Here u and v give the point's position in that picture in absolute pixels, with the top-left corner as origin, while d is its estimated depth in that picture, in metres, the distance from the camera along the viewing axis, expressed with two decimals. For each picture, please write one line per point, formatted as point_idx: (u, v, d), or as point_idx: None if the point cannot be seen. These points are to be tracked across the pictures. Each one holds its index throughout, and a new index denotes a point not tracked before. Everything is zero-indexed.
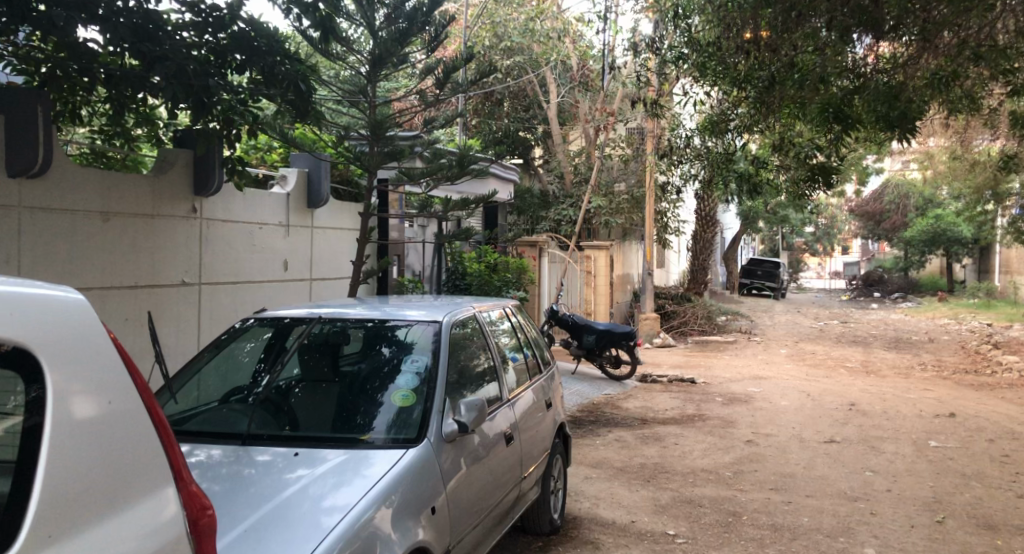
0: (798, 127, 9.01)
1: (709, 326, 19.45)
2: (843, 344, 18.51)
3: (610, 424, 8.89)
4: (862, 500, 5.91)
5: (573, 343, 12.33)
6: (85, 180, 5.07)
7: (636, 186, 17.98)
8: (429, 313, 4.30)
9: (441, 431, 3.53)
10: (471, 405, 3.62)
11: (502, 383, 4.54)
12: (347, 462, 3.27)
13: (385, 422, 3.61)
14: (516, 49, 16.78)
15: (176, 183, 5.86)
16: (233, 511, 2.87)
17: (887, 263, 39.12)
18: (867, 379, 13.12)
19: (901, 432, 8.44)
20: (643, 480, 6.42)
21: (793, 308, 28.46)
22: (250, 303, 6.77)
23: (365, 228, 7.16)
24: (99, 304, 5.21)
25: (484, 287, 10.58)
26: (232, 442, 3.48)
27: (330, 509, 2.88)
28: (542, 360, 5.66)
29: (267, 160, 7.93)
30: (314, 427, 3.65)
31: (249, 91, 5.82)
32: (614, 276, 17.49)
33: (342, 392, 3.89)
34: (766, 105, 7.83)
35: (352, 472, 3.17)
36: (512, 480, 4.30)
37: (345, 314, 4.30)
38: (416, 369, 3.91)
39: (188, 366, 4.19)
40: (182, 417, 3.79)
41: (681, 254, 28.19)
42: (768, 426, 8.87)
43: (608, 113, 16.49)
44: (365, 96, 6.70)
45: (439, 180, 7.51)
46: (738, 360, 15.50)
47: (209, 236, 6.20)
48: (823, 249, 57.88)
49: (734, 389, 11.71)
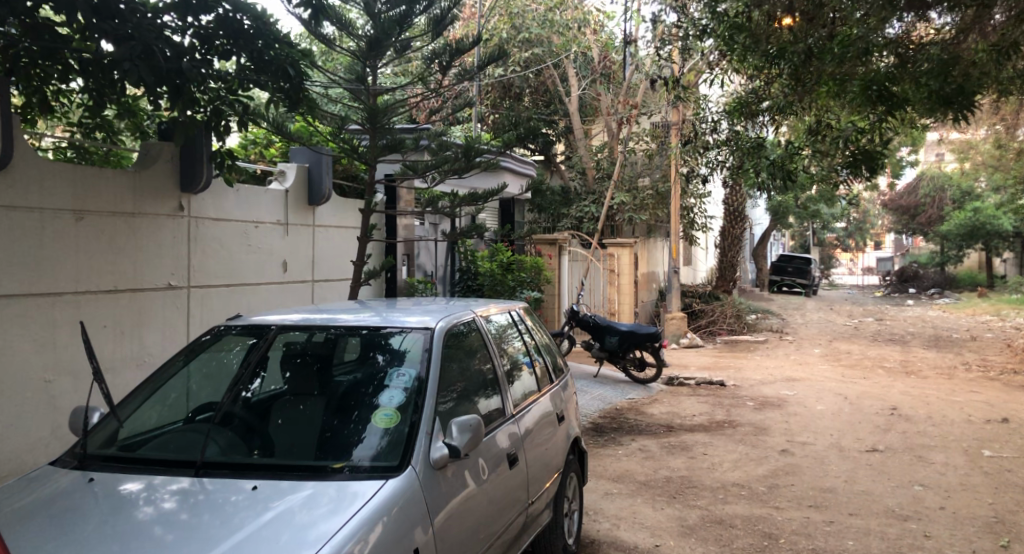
0: (831, 111, 8.36)
1: (739, 326, 18.76)
2: (881, 343, 17.72)
3: (634, 432, 8.36)
4: (915, 519, 5.31)
5: (595, 345, 11.81)
6: (54, 174, 4.69)
7: (660, 181, 17.37)
8: (424, 318, 3.80)
9: (429, 457, 3.04)
10: (462, 426, 3.14)
11: (505, 395, 4.05)
12: (343, 487, 2.83)
13: (365, 446, 3.11)
14: (534, 41, 16.28)
15: (161, 179, 5.50)
16: (201, 548, 2.42)
17: (922, 259, 37.93)
18: (907, 380, 12.40)
19: (951, 440, 7.78)
20: (668, 496, 5.89)
21: (826, 305, 27.55)
22: (247, 307, 6.38)
23: (366, 225, 6.71)
24: (73, 310, 4.82)
25: (497, 286, 10.08)
26: (185, 471, 2.98)
27: (307, 543, 2.45)
28: (554, 367, 5.15)
29: (266, 155, 7.61)
30: (285, 450, 3.17)
31: (236, 78, 5.45)
32: (639, 275, 16.90)
33: (322, 411, 3.41)
34: (802, 82, 7.32)
35: (350, 499, 2.72)
36: (517, 506, 3.80)
37: (338, 321, 3.81)
38: (404, 384, 3.40)
39: (156, 375, 3.73)
40: (139, 439, 3.32)
41: (709, 251, 27.42)
42: (804, 433, 8.28)
43: (630, 106, 16.02)
44: (363, 85, 6.25)
45: (446, 173, 7.10)
46: (770, 360, 14.82)
47: (197, 236, 5.81)
48: (856, 245, 56.38)
49: (766, 392, 11.09)
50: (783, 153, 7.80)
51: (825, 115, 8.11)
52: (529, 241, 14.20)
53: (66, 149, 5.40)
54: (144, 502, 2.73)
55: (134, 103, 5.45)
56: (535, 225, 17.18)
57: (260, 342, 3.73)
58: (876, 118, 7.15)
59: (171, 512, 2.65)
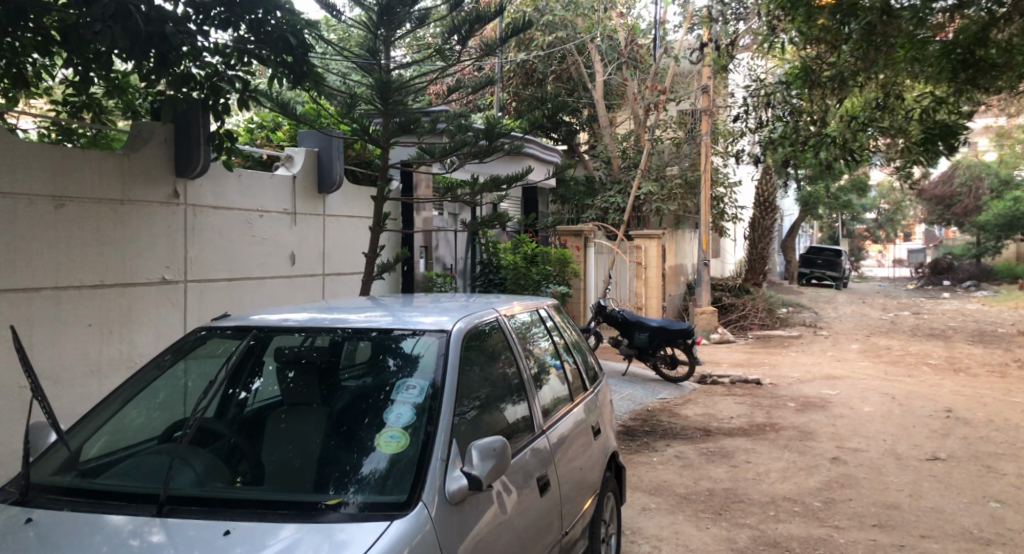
0: (889, 84, 7.76)
1: (771, 320, 18.05)
2: (921, 338, 16.90)
3: (669, 437, 7.77)
4: (998, 544, 4.67)
5: (624, 341, 11.21)
6: (28, 156, 4.21)
7: (689, 170, 16.70)
8: (439, 318, 3.22)
9: (445, 489, 2.46)
10: (485, 451, 2.56)
11: (532, 407, 3.48)
12: (356, 528, 2.26)
13: (366, 479, 2.53)
14: (557, 25, 15.70)
15: (153, 162, 5.02)
16: None
17: (958, 250, 36.71)
18: (957, 378, 11.64)
19: (1019, 448, 7.10)
20: (714, 513, 5.30)
21: (859, 298, 26.66)
22: (250, 303, 5.90)
23: (379, 213, 6.16)
24: (52, 307, 4.35)
25: (520, 280, 9.59)
26: (146, 508, 2.35)
27: None
28: (586, 370, 4.58)
29: (273, 138, 7.10)
30: (272, 481, 2.60)
31: (236, 50, 4.94)
32: (666, 268, 16.30)
33: (322, 433, 2.84)
34: (874, 45, 6.77)
35: (362, 546, 2.16)
36: (551, 539, 3.23)
37: (344, 321, 3.23)
38: (414, 398, 2.82)
39: (132, 379, 3.17)
40: (101, 463, 2.75)
41: (738, 243, 26.67)
42: (854, 438, 7.63)
43: (658, 91, 15.38)
44: (377, 60, 5.70)
45: (466, 157, 6.56)
46: (806, 357, 14.13)
47: (194, 226, 5.33)
48: (887, 236, 54.98)
49: (806, 392, 10.43)
50: (846, 131, 7.49)
51: (891, 87, 7.55)
52: (553, 232, 13.64)
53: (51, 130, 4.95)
54: (130, 533, 2.21)
55: (123, 79, 4.99)
56: (558, 216, 16.64)
57: (256, 345, 3.21)
58: (959, 88, 6.67)
59: (157, 549, 2.13)
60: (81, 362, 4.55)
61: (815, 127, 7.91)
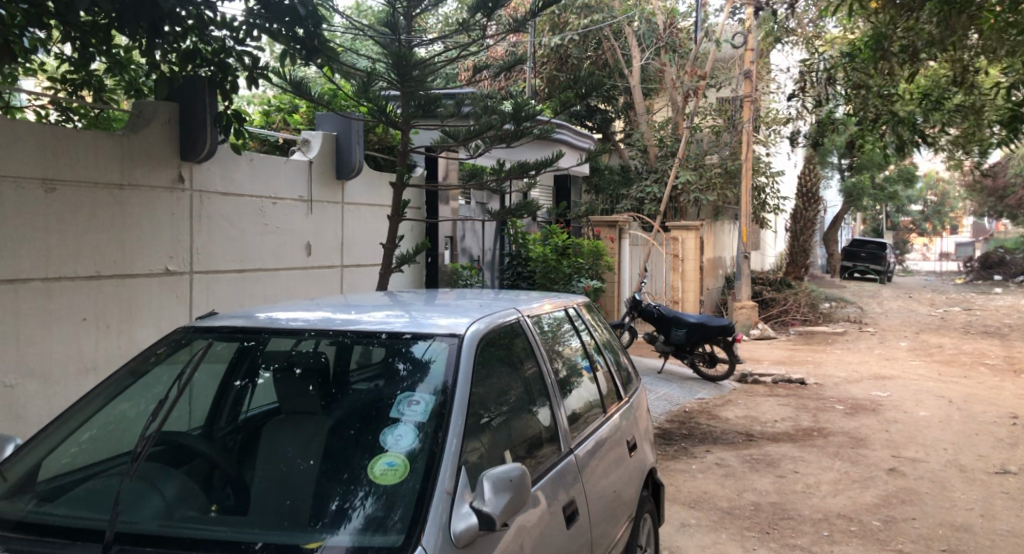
0: (969, 55, 7.09)
1: (814, 316, 17.30)
2: (975, 336, 16.02)
3: (708, 441, 7.27)
4: None
5: (659, 337, 10.69)
6: (17, 135, 3.88)
7: (730, 159, 16.00)
8: (455, 320, 2.78)
9: (451, 528, 2.03)
10: (498, 483, 2.13)
11: (560, 420, 3.04)
12: None
13: (356, 515, 2.12)
14: (595, 8, 15.17)
15: (156, 144, 4.69)
16: None
17: (1011, 244, 35.16)
18: (1019, 380, 10.87)
19: None
20: (760, 532, 4.82)
21: (904, 293, 25.59)
22: (262, 295, 5.58)
23: (399, 201, 5.74)
24: (43, 299, 4.04)
25: (550, 273, 9.29)
26: (91, 548, 2.00)
27: None
28: (621, 375, 4.13)
29: (290, 122, 6.79)
30: (246, 513, 2.22)
31: (244, 25, 4.59)
32: (704, 260, 15.70)
33: (315, 450, 2.45)
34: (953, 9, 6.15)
35: None
36: None
37: (348, 321, 2.81)
38: (418, 415, 2.40)
39: (108, 380, 2.81)
40: (59, 487, 2.41)
41: (778, 236, 25.79)
42: (911, 445, 7.06)
43: (697, 76, 14.77)
44: (396, 34, 5.27)
45: (492, 142, 6.12)
46: (853, 355, 13.43)
47: (200, 213, 5.01)
48: (934, 230, 53.13)
49: (855, 393, 9.81)
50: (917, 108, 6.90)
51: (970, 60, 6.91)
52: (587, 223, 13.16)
53: (48, 108, 4.68)
54: None
55: (125, 56, 4.72)
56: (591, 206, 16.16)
57: (254, 345, 2.80)
58: None
59: None
60: (76, 359, 4.25)
61: (883, 105, 7.37)
